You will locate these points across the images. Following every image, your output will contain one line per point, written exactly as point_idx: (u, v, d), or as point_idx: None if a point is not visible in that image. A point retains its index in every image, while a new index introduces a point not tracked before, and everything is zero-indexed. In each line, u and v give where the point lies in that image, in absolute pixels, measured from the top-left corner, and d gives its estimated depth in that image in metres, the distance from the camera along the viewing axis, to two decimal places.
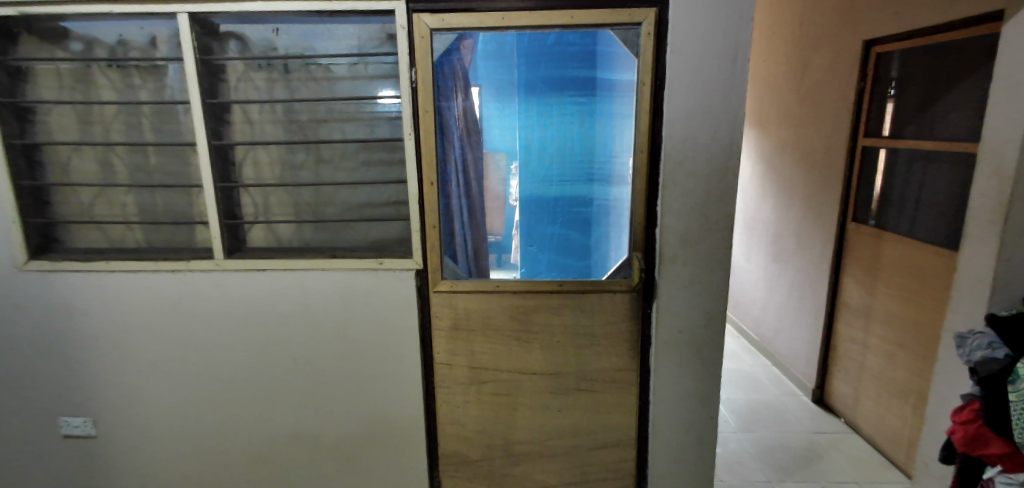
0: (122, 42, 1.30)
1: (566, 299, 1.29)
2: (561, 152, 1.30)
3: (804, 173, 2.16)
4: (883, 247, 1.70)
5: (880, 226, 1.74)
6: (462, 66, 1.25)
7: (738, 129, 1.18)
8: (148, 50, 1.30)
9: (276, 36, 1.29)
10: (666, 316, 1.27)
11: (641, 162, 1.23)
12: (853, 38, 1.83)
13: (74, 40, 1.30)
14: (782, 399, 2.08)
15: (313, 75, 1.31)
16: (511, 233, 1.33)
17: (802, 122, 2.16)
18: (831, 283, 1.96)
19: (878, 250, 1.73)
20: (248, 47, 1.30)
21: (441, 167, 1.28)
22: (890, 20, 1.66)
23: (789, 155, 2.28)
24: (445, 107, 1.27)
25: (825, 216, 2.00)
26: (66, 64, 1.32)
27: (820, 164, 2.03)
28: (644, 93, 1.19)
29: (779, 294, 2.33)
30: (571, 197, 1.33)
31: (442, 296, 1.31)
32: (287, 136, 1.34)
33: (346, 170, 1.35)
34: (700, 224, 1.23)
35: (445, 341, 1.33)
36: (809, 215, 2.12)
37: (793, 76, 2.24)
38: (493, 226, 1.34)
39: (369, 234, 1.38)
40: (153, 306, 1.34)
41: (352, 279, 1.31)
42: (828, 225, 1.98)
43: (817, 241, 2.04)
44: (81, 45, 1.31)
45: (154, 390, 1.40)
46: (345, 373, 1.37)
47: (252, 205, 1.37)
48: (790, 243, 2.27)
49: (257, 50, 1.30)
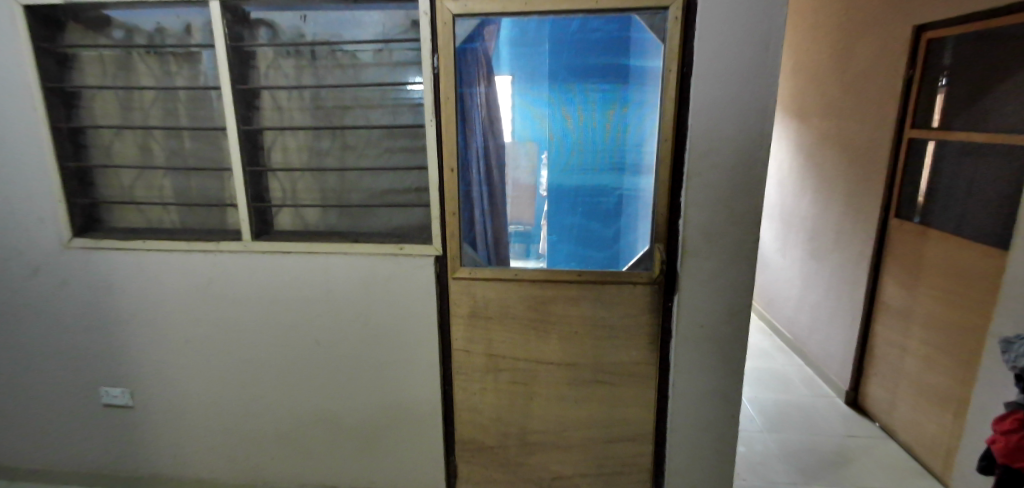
0: (159, 30, 1.35)
1: (585, 290, 1.28)
2: (584, 141, 1.28)
3: (845, 167, 2.06)
4: (928, 246, 1.61)
5: (924, 223, 1.65)
6: (486, 53, 1.24)
7: (768, 118, 1.13)
8: (184, 37, 1.35)
9: (304, 23, 1.31)
10: (687, 310, 1.24)
11: (666, 149, 1.19)
12: (903, 24, 1.72)
13: (116, 28, 1.36)
14: (811, 401, 2.00)
15: (339, 62, 1.33)
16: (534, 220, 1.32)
17: (845, 114, 2.05)
18: (870, 282, 1.87)
19: (921, 249, 1.63)
20: (277, 34, 1.33)
21: (462, 154, 1.28)
22: (942, 4, 1.55)
23: (830, 147, 2.18)
24: (468, 95, 1.26)
25: (866, 211, 1.90)
26: (109, 51, 1.38)
27: (863, 158, 1.93)
28: (670, 80, 1.15)
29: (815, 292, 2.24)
30: (593, 187, 1.30)
31: (460, 283, 1.31)
32: (313, 122, 1.37)
33: (369, 156, 1.37)
34: (726, 215, 1.19)
35: (464, 328, 1.34)
36: (850, 211, 2.02)
37: (836, 65, 2.12)
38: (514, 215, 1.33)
39: (390, 220, 1.39)
40: (186, 284, 1.40)
41: (374, 264, 1.33)
42: (869, 221, 1.88)
43: (857, 238, 1.95)
44: (123, 33, 1.36)
45: (188, 365, 1.46)
46: (366, 356, 1.40)
47: (280, 190, 1.41)
48: (828, 239, 2.17)
49: (286, 37, 1.33)
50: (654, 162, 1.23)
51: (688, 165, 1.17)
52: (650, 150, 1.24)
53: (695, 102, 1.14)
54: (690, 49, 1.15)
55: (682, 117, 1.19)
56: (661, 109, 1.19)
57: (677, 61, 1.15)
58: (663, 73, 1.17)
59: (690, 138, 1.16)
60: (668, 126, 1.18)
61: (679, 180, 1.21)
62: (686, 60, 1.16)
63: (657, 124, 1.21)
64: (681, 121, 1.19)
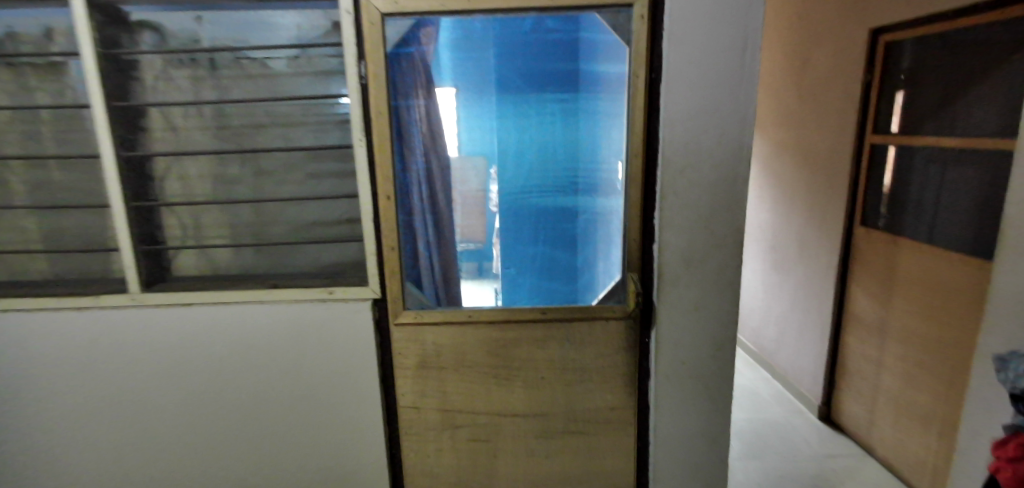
0: (12, 34, 1.08)
1: (552, 330, 1.11)
2: (541, 159, 1.12)
3: (805, 174, 2.02)
4: (900, 255, 1.56)
5: (892, 230, 1.60)
6: (423, 59, 1.06)
7: (746, 130, 1.01)
8: (45, 44, 1.08)
9: (200, 26, 1.09)
10: (667, 346, 1.10)
11: (636, 166, 1.05)
12: (859, 28, 1.68)
13: None
14: (787, 418, 1.92)
15: (246, 71, 1.11)
16: (491, 243, 1.14)
17: (802, 120, 2.02)
18: (838, 292, 1.81)
19: (893, 258, 1.58)
20: (166, 39, 1.09)
21: (400, 178, 1.09)
22: (899, 7, 1.52)
23: (788, 154, 2.14)
24: (403, 107, 1.08)
25: (830, 219, 1.85)
26: None
27: (824, 164, 1.89)
28: (638, 87, 1.02)
29: (780, 303, 2.19)
30: (555, 211, 1.14)
31: (406, 329, 1.11)
32: (218, 144, 1.14)
33: (291, 183, 1.15)
34: (705, 238, 1.06)
35: (412, 382, 1.14)
36: (812, 219, 1.97)
37: (791, 71, 2.09)
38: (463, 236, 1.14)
39: (318, 258, 1.17)
40: (56, 350, 1.11)
41: (299, 312, 1.10)
42: (833, 229, 1.83)
43: (822, 246, 1.89)
44: None
45: (65, 448, 1.17)
46: (295, 421, 1.16)
47: (179, 226, 1.16)
48: (790, 248, 2.12)
49: (177, 42, 1.09)
50: (622, 180, 1.09)
51: (662, 184, 1.04)
52: (617, 166, 1.10)
53: (666, 112, 1.01)
54: (658, 53, 1.02)
55: (652, 129, 1.05)
56: (629, 120, 1.05)
57: (644, 66, 1.01)
58: (630, 80, 1.03)
59: (662, 152, 1.02)
60: (637, 140, 1.04)
61: (651, 200, 1.08)
62: (654, 66, 1.03)
63: (624, 138, 1.07)
64: (651, 133, 1.05)
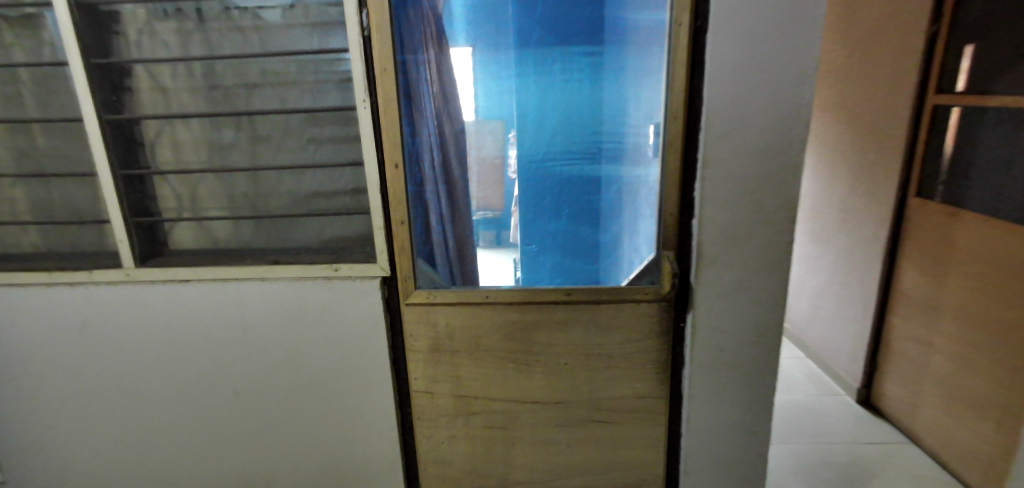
0: None
1: (576, 313, 1.01)
2: (565, 122, 1.01)
3: (849, 139, 1.84)
4: (960, 231, 1.40)
5: (952, 203, 1.43)
6: (433, 9, 0.95)
7: (805, 84, 0.86)
8: None
9: None
10: (704, 332, 0.99)
11: (675, 131, 0.92)
12: None
13: None
14: (820, 401, 1.82)
15: (237, 24, 1.00)
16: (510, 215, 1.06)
17: (848, 78, 1.82)
18: (885, 270, 1.67)
19: (951, 233, 1.43)
20: None
21: (410, 145, 0.99)
22: None
23: (829, 117, 1.95)
24: (410, 65, 0.96)
25: (878, 189, 1.69)
26: None
27: (873, 128, 1.71)
28: (682, 37, 0.87)
29: (815, 279, 2.05)
30: (579, 182, 1.05)
31: (418, 311, 1.03)
32: (209, 107, 1.04)
33: (289, 150, 1.05)
34: (750, 212, 0.93)
35: (425, 366, 1.06)
36: (856, 189, 1.80)
37: (833, 22, 1.88)
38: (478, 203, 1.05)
39: (321, 232, 1.08)
40: (55, 329, 1.06)
41: (303, 291, 1.03)
42: (881, 201, 1.67)
43: (867, 219, 1.74)
44: None
45: (69, 428, 1.14)
46: (303, 402, 1.10)
47: (174, 197, 1.08)
48: (829, 221, 1.97)
49: None
50: (658, 148, 0.96)
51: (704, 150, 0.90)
52: (653, 131, 0.97)
53: (711, 66, 0.86)
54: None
55: (695, 87, 0.91)
56: (669, 77, 0.90)
57: (688, 11, 0.86)
58: (670, 29, 0.88)
59: (706, 115, 0.89)
60: (678, 100, 0.90)
61: (691, 169, 0.95)
62: (700, 11, 0.87)
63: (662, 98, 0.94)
64: (694, 92, 0.91)
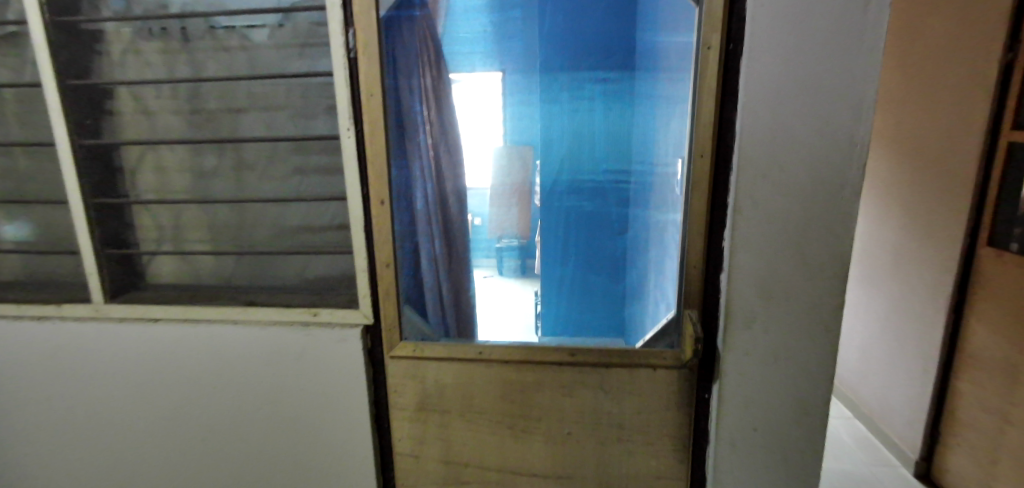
0: None
1: (582, 375, 0.88)
2: (574, 154, 0.92)
3: (907, 174, 1.64)
4: None
5: None
6: (430, 31, 0.87)
7: (863, 119, 0.71)
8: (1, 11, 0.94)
9: None
10: (734, 407, 0.84)
11: (701, 171, 0.78)
12: None
13: None
14: (870, 470, 1.60)
15: (222, 43, 0.93)
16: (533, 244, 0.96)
17: (905, 106, 1.63)
18: (949, 325, 1.46)
19: None
20: (132, 4, 0.93)
21: (399, 178, 0.88)
22: None
23: (884, 148, 1.75)
24: (403, 91, 0.87)
25: (940, 233, 1.49)
26: None
27: (935, 163, 1.51)
28: (712, 63, 0.74)
29: (866, 328, 1.84)
30: (591, 222, 0.95)
31: (403, 363, 0.91)
32: (192, 131, 0.97)
33: (273, 179, 0.96)
34: (792, 268, 0.78)
35: (411, 426, 0.94)
36: (914, 230, 1.60)
37: (893, 43, 1.69)
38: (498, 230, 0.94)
39: (305, 270, 0.98)
40: (19, 364, 0.99)
41: (278, 337, 0.92)
42: (944, 246, 1.47)
43: (928, 265, 1.53)
44: None
45: (32, 470, 1.05)
46: (275, 456, 0.98)
47: (155, 226, 1.01)
48: (882, 264, 1.76)
49: (144, 7, 0.93)
50: (683, 190, 0.82)
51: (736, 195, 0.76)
52: (676, 171, 0.83)
53: (745, 97, 0.73)
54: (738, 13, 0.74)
55: (727, 120, 0.77)
56: (695, 109, 0.77)
57: (718, 32, 0.73)
58: (697, 53, 0.75)
59: (739, 153, 0.75)
60: (705, 136, 0.77)
61: (720, 216, 0.80)
62: (733, 33, 0.74)
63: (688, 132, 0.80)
64: (726, 127, 0.77)
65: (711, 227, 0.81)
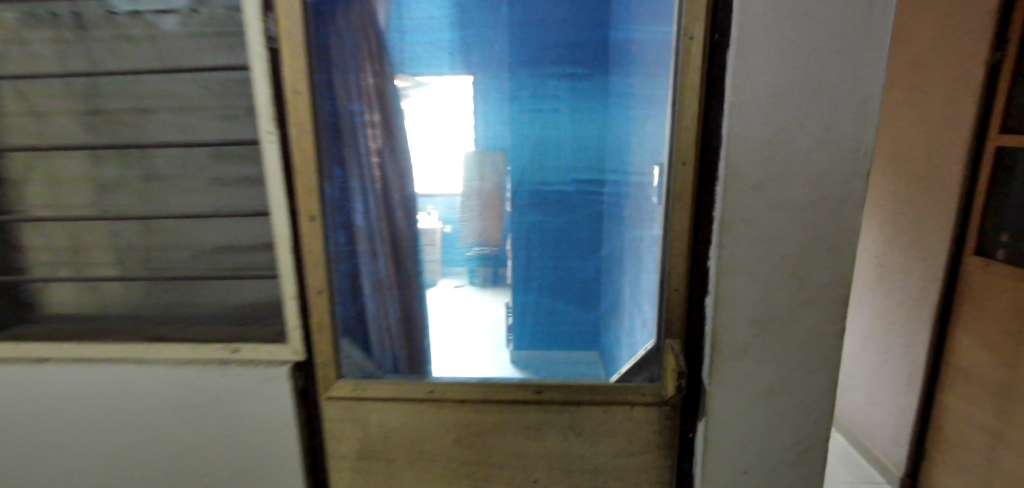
0: None
1: (549, 416, 0.76)
2: (536, 163, 0.78)
3: (887, 181, 1.59)
4: None
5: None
6: (371, 21, 0.74)
7: (862, 124, 0.63)
8: None
9: None
10: (721, 450, 0.74)
11: (683, 182, 0.68)
12: None
13: None
14: None
15: (123, 31, 0.78)
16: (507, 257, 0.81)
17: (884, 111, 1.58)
18: (936, 338, 1.40)
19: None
20: None
21: (334, 191, 0.76)
22: None
23: None
24: (337, 87, 0.75)
25: (924, 242, 1.43)
26: None
27: (917, 170, 1.46)
28: (694, 57, 0.64)
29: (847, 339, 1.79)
30: (558, 244, 0.80)
31: (343, 406, 0.78)
32: (89, 135, 0.81)
33: (189, 192, 0.82)
34: (785, 293, 0.69)
35: (355, 478, 0.81)
36: (895, 238, 1.55)
37: None
38: (467, 234, 0.80)
39: (229, 297, 0.84)
40: None
41: (193, 379, 0.79)
42: (929, 256, 1.41)
43: (911, 276, 1.48)
44: None
45: None
46: None
47: (47, 248, 0.86)
48: (862, 273, 1.71)
49: None
50: (661, 203, 0.72)
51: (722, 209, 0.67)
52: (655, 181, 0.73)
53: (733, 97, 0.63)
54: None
55: (712, 123, 0.67)
56: (675, 111, 0.67)
57: (703, 22, 0.64)
58: (678, 46, 0.65)
59: (725, 162, 0.65)
60: (687, 140, 0.67)
61: (704, 233, 0.70)
62: (718, 23, 0.64)
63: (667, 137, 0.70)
64: (710, 130, 0.67)
65: (695, 245, 0.71)
